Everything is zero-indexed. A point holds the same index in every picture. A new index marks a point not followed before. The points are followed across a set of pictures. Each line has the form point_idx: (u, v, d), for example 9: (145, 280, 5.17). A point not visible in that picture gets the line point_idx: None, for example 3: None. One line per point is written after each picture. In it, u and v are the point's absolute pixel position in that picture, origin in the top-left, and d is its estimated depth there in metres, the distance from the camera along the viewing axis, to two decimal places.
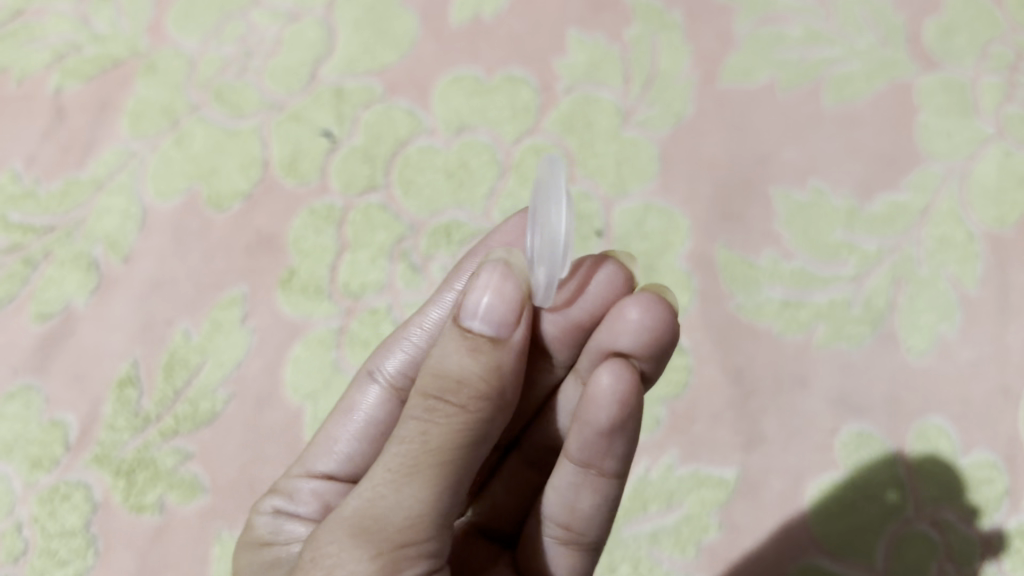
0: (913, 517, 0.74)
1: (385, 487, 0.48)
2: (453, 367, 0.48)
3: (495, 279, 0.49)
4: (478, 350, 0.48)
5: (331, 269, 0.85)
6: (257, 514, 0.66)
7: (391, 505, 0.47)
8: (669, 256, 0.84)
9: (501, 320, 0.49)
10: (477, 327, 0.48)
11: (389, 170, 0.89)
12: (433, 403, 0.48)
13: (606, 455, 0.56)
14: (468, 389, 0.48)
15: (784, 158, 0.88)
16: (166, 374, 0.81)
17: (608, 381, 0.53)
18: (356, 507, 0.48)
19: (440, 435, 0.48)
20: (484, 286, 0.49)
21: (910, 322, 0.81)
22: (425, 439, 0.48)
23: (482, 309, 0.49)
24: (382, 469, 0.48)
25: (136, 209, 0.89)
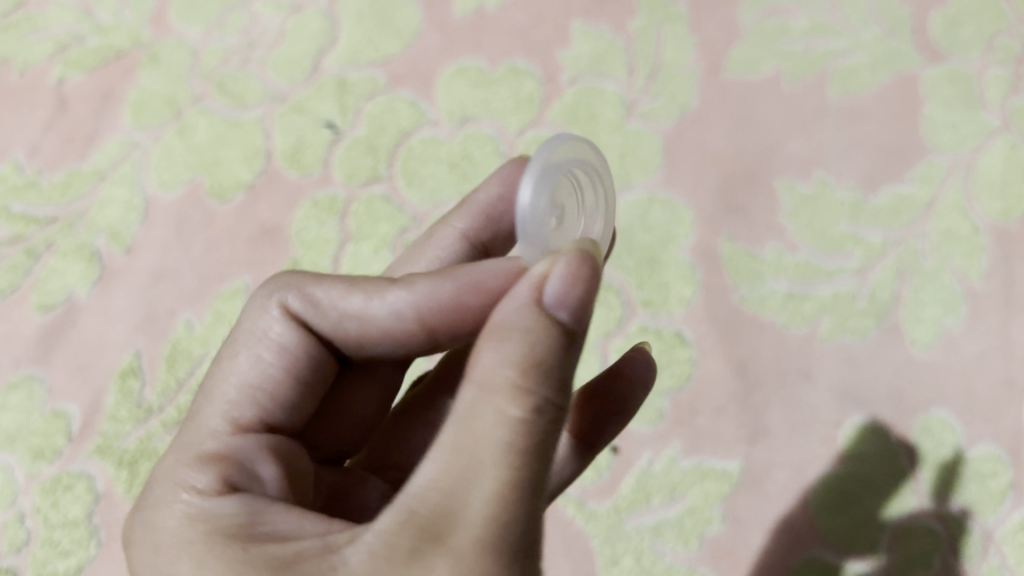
0: (917, 509, 0.74)
1: (504, 506, 0.41)
2: (549, 365, 0.43)
3: (577, 261, 0.45)
4: (568, 346, 0.44)
5: (334, 260, 0.85)
6: (182, 503, 0.50)
7: (512, 520, 0.41)
8: (673, 248, 0.84)
9: (584, 314, 0.45)
10: (563, 317, 0.44)
11: (392, 162, 0.89)
12: (536, 403, 0.42)
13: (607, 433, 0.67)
14: (567, 392, 0.44)
15: (789, 151, 0.88)
16: (169, 365, 0.81)
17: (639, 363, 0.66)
18: (467, 530, 0.41)
19: (547, 440, 0.43)
20: (568, 272, 0.45)
21: (915, 315, 0.80)
22: (533, 445, 0.42)
23: (569, 298, 0.44)
24: (489, 480, 0.41)
25: (139, 200, 0.89)
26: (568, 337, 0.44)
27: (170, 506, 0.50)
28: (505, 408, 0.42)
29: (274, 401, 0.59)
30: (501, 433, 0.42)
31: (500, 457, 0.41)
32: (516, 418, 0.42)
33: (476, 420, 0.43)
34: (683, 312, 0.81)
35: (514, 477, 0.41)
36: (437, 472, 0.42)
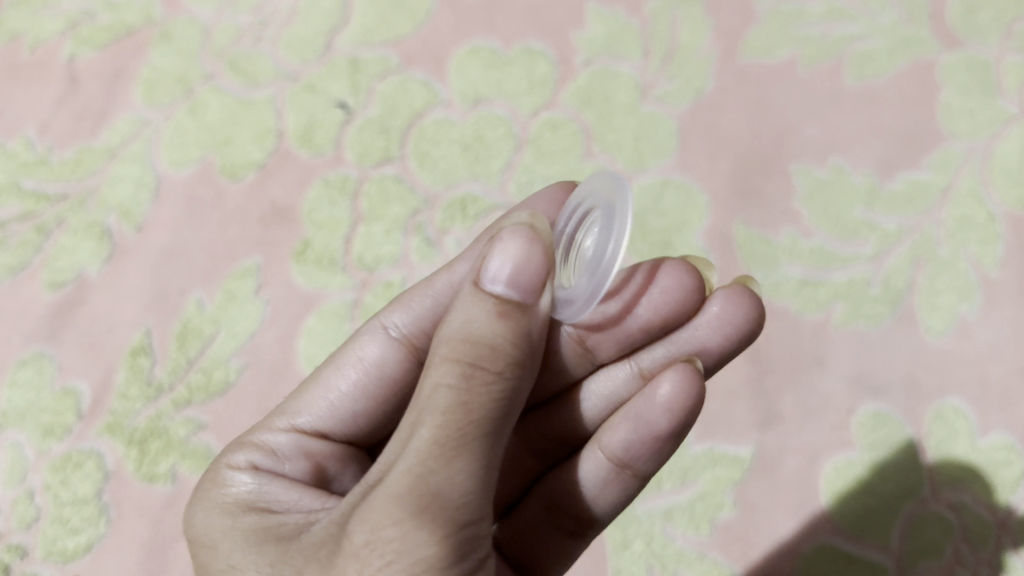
0: (930, 497, 0.74)
1: (433, 462, 0.43)
2: (486, 341, 0.46)
3: (521, 241, 0.48)
4: (505, 315, 0.46)
5: (345, 241, 0.84)
6: (228, 469, 0.57)
7: (442, 478, 0.43)
8: (687, 232, 0.83)
9: (524, 296, 0.47)
10: (498, 291, 0.47)
11: (404, 142, 0.88)
12: (465, 370, 0.45)
13: (647, 456, 0.62)
14: (498, 360, 0.45)
15: (804, 136, 0.87)
16: (179, 344, 0.81)
17: (664, 391, 0.59)
18: (393, 486, 0.43)
19: (482, 405, 0.45)
20: (507, 262, 0.47)
21: (929, 302, 0.80)
22: (465, 410, 0.44)
23: (506, 273, 0.47)
24: (424, 441, 0.44)
25: (150, 177, 0.88)
26: (505, 307, 0.47)
27: (220, 470, 0.57)
28: (441, 377, 0.45)
29: (358, 421, 0.63)
30: (433, 398, 0.45)
31: (433, 421, 0.44)
32: (451, 387, 0.45)
33: (419, 393, 0.46)
34: None
35: (441, 434, 0.43)
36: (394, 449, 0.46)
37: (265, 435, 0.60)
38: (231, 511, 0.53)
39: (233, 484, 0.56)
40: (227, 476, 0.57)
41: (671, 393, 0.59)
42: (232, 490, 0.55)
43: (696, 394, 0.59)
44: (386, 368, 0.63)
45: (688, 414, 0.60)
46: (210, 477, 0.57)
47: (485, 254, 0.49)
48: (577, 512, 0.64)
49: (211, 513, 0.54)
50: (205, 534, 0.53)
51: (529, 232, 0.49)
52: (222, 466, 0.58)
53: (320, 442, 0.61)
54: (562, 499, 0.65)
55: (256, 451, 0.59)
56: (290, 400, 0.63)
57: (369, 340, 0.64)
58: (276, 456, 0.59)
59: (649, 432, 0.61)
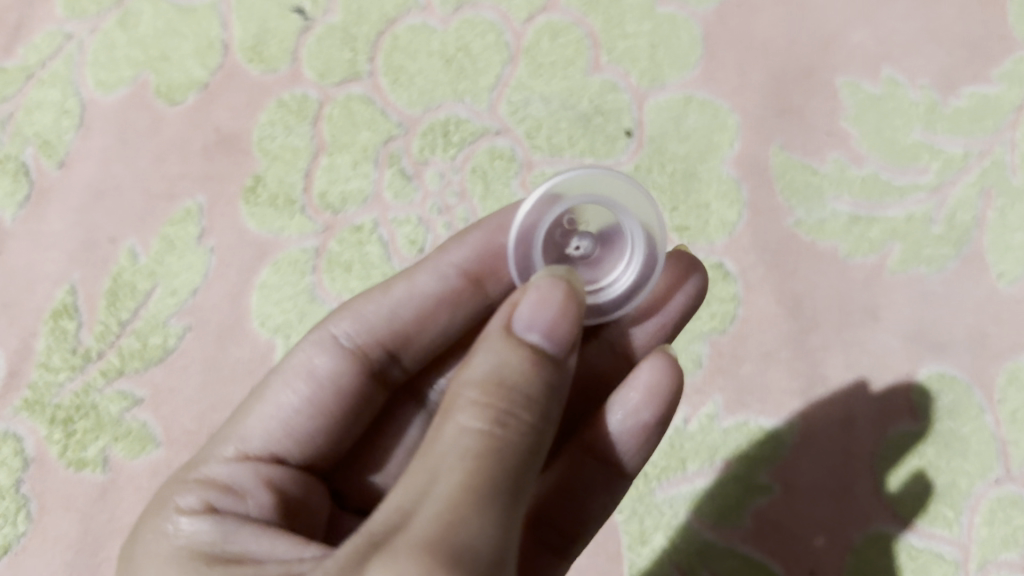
0: (1004, 476, 0.61)
1: (464, 512, 0.34)
2: (520, 384, 0.38)
3: (555, 284, 0.42)
4: (541, 363, 0.39)
5: (305, 176, 0.70)
6: (172, 517, 0.44)
7: (476, 529, 0.34)
8: (713, 159, 0.70)
9: (552, 347, 0.40)
10: (533, 338, 0.40)
11: (374, 55, 0.73)
12: (497, 414, 0.37)
13: (635, 451, 0.52)
14: (534, 410, 0.38)
15: (852, 43, 0.72)
16: (109, 302, 0.68)
17: (644, 375, 0.51)
18: (415, 534, 0.33)
19: (516, 458, 0.36)
20: (542, 301, 0.41)
21: (1001, 242, 0.66)
22: (499, 458, 0.36)
23: (542, 320, 0.40)
24: (449, 488, 0.34)
25: (73, 102, 0.74)
26: (540, 355, 0.39)
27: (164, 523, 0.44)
28: (467, 421, 0.36)
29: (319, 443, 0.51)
30: (456, 442, 0.36)
31: (459, 467, 0.35)
32: (480, 432, 0.36)
33: (435, 440, 0.37)
34: (725, 239, 0.68)
35: (472, 481, 0.35)
36: (400, 496, 0.35)
37: (210, 468, 0.48)
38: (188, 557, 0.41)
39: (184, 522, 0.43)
40: (169, 521, 0.44)
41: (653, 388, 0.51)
42: (180, 539, 0.42)
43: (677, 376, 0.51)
44: (341, 381, 0.51)
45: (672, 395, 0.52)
46: (151, 525, 0.45)
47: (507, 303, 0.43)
48: (567, 524, 0.53)
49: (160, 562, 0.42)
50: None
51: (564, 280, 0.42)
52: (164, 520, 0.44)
53: (278, 468, 0.49)
54: (550, 506, 0.53)
55: (208, 488, 0.46)
56: (230, 423, 0.50)
57: (320, 348, 0.52)
58: (234, 491, 0.46)
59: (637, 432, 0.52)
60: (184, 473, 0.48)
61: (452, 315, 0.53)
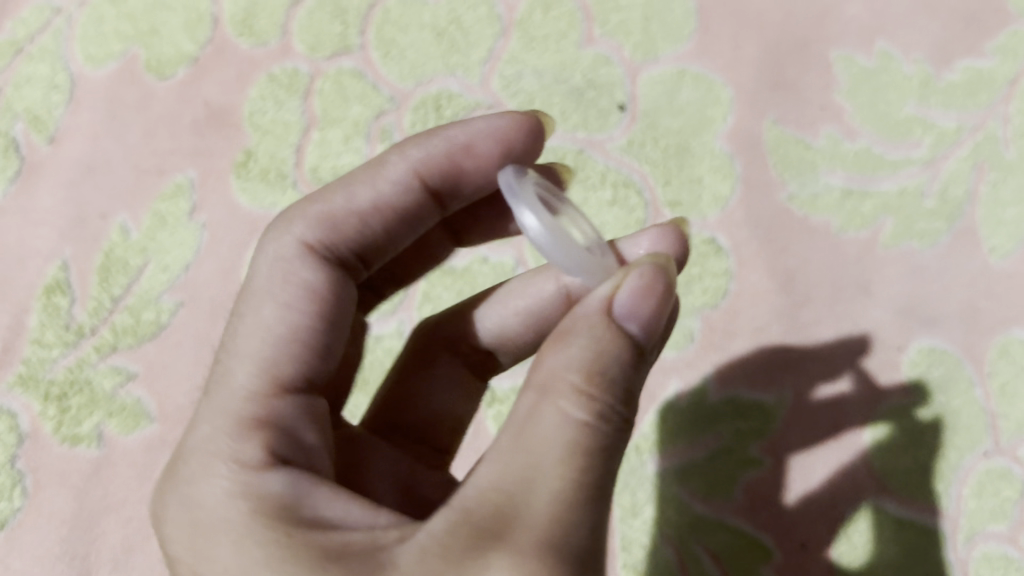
0: (993, 449, 0.62)
1: (571, 514, 0.35)
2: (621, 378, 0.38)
3: (652, 274, 0.40)
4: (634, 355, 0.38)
5: (296, 150, 0.70)
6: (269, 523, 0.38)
7: (579, 532, 0.35)
8: (706, 134, 0.70)
9: (644, 337, 0.39)
10: (632, 327, 0.39)
11: (365, 28, 0.73)
12: (600, 408, 0.37)
13: None
14: (631, 403, 0.38)
15: (847, 16, 0.71)
16: (102, 278, 0.68)
17: None
18: (526, 529, 0.35)
19: (615, 454, 0.37)
20: (641, 286, 0.40)
21: (993, 216, 0.66)
22: (599, 455, 0.36)
23: (642, 308, 0.39)
24: (555, 487, 0.35)
25: (63, 76, 0.73)
26: (637, 345, 0.39)
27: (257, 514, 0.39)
28: (569, 409, 0.36)
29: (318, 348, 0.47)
30: (566, 432, 0.36)
31: (566, 462, 0.36)
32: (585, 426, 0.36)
33: (535, 425, 0.37)
34: (718, 214, 0.68)
35: (579, 480, 0.36)
36: (501, 479, 0.36)
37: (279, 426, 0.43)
38: (290, 552, 0.37)
39: (275, 496, 0.40)
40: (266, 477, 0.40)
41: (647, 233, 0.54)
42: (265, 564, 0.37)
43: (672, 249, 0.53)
44: (333, 293, 0.48)
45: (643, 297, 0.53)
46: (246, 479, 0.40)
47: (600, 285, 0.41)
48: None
49: (266, 539, 0.38)
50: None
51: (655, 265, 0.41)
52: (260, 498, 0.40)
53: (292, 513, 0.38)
54: None
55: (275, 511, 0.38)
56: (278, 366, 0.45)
57: (284, 254, 0.48)
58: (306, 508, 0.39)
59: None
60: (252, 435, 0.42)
61: (410, 227, 0.52)
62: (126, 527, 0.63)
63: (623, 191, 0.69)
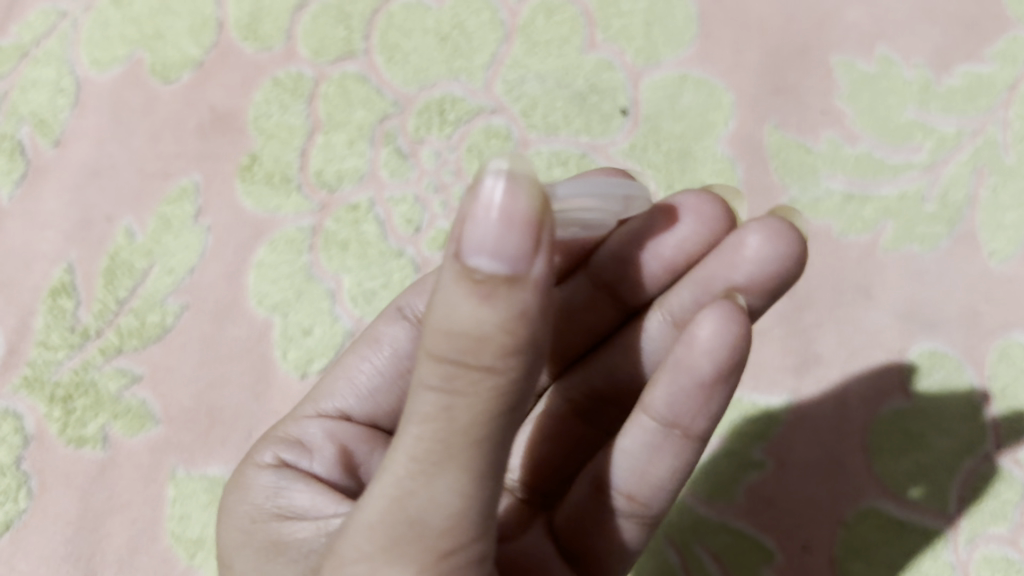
0: (993, 452, 0.62)
1: (414, 483, 0.35)
2: (468, 336, 0.33)
3: (502, 193, 0.32)
4: (490, 297, 0.33)
5: (301, 154, 0.71)
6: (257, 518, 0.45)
7: (421, 502, 0.35)
8: (708, 138, 0.70)
9: (493, 267, 0.32)
10: (480, 264, 0.32)
11: (369, 33, 0.73)
12: (443, 371, 0.34)
13: (694, 414, 0.47)
14: (491, 355, 0.33)
15: (847, 21, 0.72)
16: (107, 281, 0.68)
17: (704, 334, 0.45)
18: (381, 502, 0.35)
19: (474, 413, 0.34)
20: (487, 216, 0.32)
21: (992, 220, 0.67)
22: (447, 424, 0.34)
23: (489, 240, 0.32)
24: (404, 458, 0.35)
25: (68, 80, 0.74)
26: (491, 289, 0.32)
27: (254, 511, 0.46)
28: (426, 376, 0.34)
29: (385, 405, 0.54)
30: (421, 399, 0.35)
31: (419, 432, 0.35)
32: (437, 393, 0.34)
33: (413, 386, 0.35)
34: None
35: (427, 449, 0.34)
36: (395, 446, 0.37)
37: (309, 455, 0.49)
38: (252, 542, 0.44)
39: (260, 495, 0.46)
40: (252, 477, 0.48)
41: (757, 224, 0.49)
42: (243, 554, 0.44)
43: (792, 235, 0.48)
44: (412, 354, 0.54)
45: (760, 294, 0.49)
46: (238, 478, 0.48)
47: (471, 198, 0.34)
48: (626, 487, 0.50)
49: (237, 529, 0.45)
50: (232, 560, 0.45)
51: (524, 180, 0.33)
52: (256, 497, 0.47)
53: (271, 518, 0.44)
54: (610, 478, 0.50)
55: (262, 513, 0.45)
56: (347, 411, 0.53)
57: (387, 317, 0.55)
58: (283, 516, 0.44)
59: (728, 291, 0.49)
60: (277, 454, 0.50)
61: None
62: (131, 528, 0.63)
63: None
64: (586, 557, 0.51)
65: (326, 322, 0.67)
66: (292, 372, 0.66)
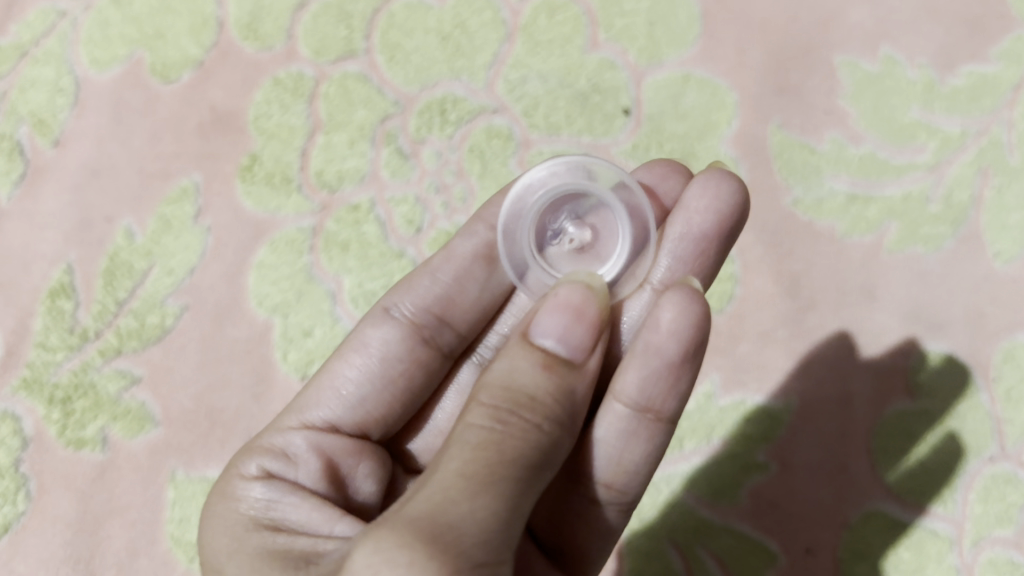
0: (998, 454, 0.62)
1: (454, 493, 0.35)
2: (527, 391, 0.39)
3: (572, 295, 0.43)
4: (551, 368, 0.40)
5: (302, 154, 0.70)
6: (243, 529, 0.44)
7: (462, 513, 0.35)
8: (711, 138, 0.70)
9: (552, 346, 0.41)
10: (548, 344, 0.41)
11: (370, 32, 0.73)
12: (503, 411, 0.38)
13: (666, 393, 0.48)
14: (542, 410, 0.39)
15: (852, 21, 0.71)
16: (106, 282, 0.68)
17: (669, 317, 0.46)
18: (412, 510, 0.35)
19: (519, 453, 0.37)
20: (559, 311, 0.42)
21: (997, 221, 0.66)
22: (499, 450, 0.37)
23: (559, 327, 0.42)
24: (450, 474, 0.36)
25: (67, 80, 0.73)
26: (553, 361, 0.41)
27: (235, 518, 0.45)
28: (478, 417, 0.38)
29: (374, 413, 0.53)
30: (467, 432, 0.37)
31: (463, 454, 0.36)
32: (487, 429, 0.37)
33: (450, 434, 0.38)
34: None
35: (471, 468, 0.36)
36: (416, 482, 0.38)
37: (291, 466, 0.48)
38: (246, 548, 0.43)
39: (252, 503, 0.46)
40: (241, 488, 0.47)
41: (697, 180, 0.53)
42: (234, 564, 0.43)
43: (736, 188, 0.52)
44: (400, 361, 0.53)
45: (722, 236, 0.52)
46: (223, 489, 0.47)
47: (531, 311, 0.44)
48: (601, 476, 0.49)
49: (228, 537, 0.44)
50: (220, 567, 0.44)
51: (597, 292, 0.44)
52: (239, 508, 0.46)
53: (265, 531, 0.44)
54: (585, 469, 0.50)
55: (254, 526, 0.44)
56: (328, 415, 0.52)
57: (371, 316, 0.54)
58: (279, 530, 0.44)
59: (696, 242, 0.52)
60: (254, 459, 0.48)
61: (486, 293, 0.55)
62: (131, 531, 0.63)
63: None
64: (568, 552, 0.50)
65: (327, 323, 0.67)
66: (293, 373, 0.66)
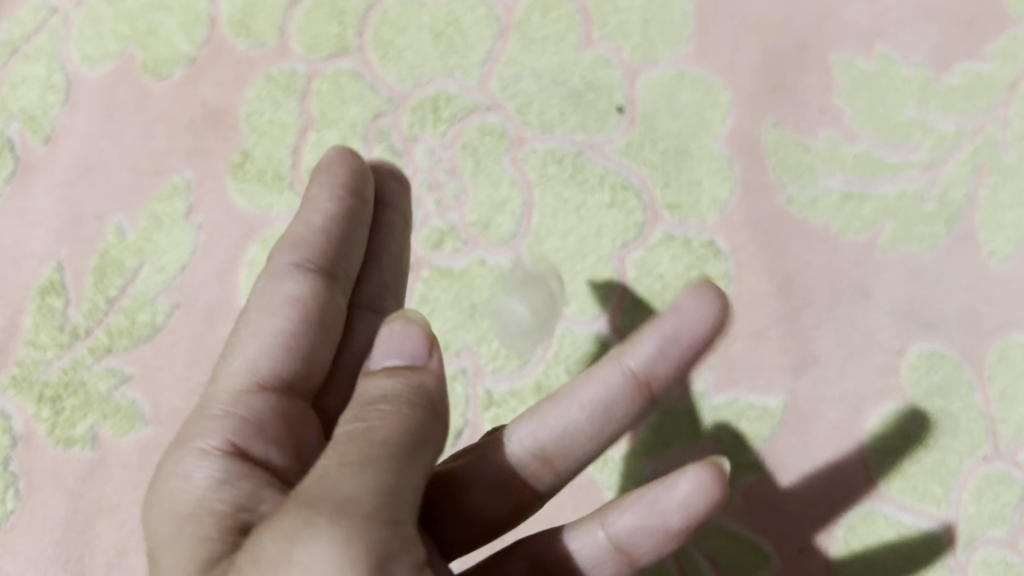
0: (992, 454, 0.62)
1: (332, 474, 0.36)
2: (383, 390, 0.40)
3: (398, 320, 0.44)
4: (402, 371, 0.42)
5: (293, 152, 0.70)
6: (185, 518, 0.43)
7: (345, 488, 0.35)
8: (705, 136, 0.69)
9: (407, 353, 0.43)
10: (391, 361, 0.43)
11: (363, 29, 0.73)
12: (360, 412, 0.39)
13: (653, 548, 0.47)
14: (407, 398, 0.40)
15: (846, 18, 0.71)
16: (97, 280, 0.67)
17: (686, 488, 0.44)
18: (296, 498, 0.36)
19: (389, 432, 0.38)
20: (399, 332, 0.43)
21: (992, 220, 0.66)
22: (367, 436, 0.37)
23: (401, 346, 0.43)
24: (328, 465, 0.37)
25: (59, 77, 0.73)
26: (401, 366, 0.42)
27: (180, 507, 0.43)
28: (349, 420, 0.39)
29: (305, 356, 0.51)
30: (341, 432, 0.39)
31: (336, 449, 0.37)
32: (354, 426, 0.38)
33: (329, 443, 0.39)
34: (716, 216, 0.68)
35: (346, 454, 0.37)
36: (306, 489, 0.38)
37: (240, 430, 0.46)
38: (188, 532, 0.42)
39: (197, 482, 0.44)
40: (188, 470, 0.45)
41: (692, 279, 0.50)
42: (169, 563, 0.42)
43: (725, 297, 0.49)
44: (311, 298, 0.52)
45: (707, 340, 0.50)
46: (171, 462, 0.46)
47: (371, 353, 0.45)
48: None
49: (170, 522, 0.43)
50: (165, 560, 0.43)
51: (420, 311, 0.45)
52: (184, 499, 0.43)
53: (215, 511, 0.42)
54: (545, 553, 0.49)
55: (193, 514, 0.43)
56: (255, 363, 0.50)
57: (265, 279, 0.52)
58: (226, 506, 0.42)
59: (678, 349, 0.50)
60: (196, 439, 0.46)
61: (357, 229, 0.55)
62: (120, 530, 0.63)
63: (621, 194, 0.68)
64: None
65: None
66: None
